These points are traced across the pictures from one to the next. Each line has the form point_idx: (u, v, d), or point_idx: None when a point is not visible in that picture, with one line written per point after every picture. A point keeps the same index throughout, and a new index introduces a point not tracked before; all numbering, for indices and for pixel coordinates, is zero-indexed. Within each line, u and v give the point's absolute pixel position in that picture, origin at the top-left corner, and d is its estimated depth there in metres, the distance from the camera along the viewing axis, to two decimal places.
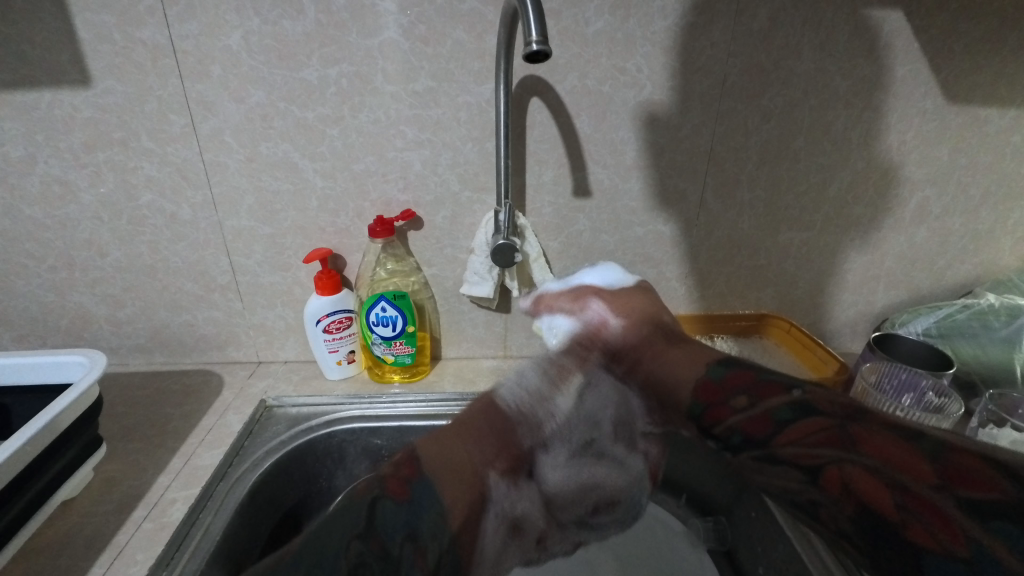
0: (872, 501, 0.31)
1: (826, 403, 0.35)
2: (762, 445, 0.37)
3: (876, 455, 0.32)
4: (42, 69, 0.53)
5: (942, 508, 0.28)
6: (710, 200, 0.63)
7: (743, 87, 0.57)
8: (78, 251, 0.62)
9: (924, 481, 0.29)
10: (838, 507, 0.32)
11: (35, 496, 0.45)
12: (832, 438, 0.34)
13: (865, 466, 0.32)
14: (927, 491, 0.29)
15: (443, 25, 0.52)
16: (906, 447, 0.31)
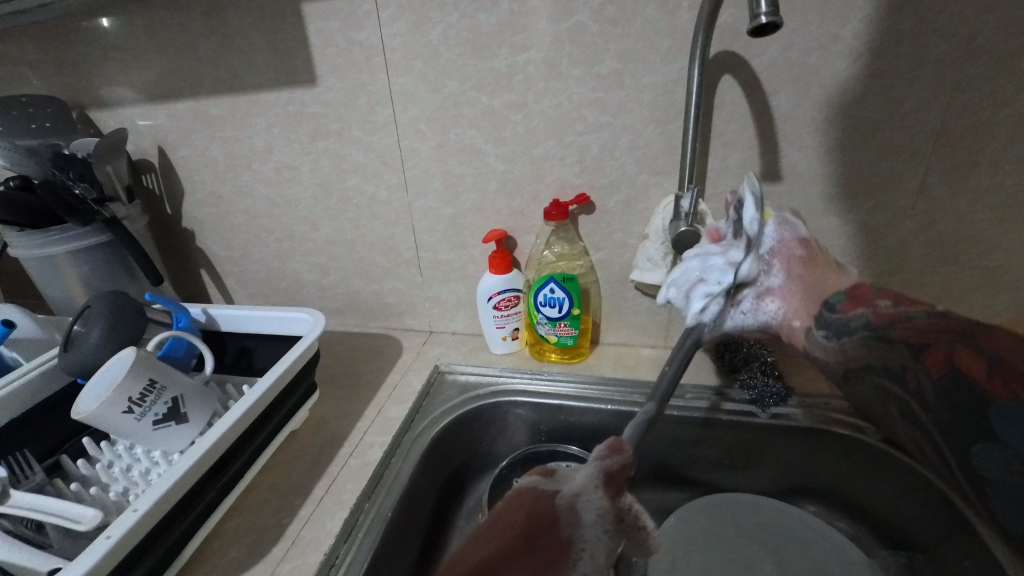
0: (966, 373, 0.32)
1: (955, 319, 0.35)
2: (880, 333, 0.40)
3: (991, 343, 0.31)
4: (283, 72, 0.64)
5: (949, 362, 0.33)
6: (935, 186, 0.54)
7: (996, 49, 0.48)
8: (299, 225, 0.74)
9: (982, 367, 0.31)
10: (926, 376, 0.35)
11: (265, 437, 0.53)
12: (955, 333, 0.34)
13: (969, 347, 0.32)
14: (988, 372, 0.30)
15: (635, 4, 0.51)
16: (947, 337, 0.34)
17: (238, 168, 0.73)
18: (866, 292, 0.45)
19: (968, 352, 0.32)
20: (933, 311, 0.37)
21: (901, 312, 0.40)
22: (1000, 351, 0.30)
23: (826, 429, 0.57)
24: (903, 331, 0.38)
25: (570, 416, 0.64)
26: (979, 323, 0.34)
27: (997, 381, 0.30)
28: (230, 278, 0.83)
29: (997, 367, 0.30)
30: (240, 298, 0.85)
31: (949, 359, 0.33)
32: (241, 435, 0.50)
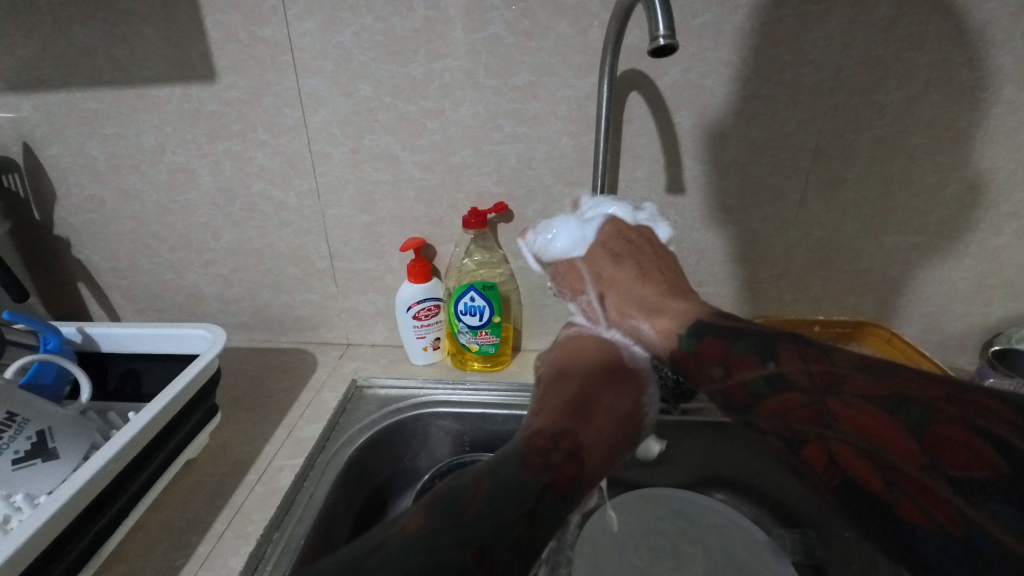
0: (856, 476, 0.28)
1: (802, 373, 0.31)
2: (736, 414, 0.33)
3: (855, 428, 0.28)
4: (176, 67, 0.58)
5: (937, 491, 0.25)
6: (812, 199, 0.61)
7: (857, 81, 0.55)
8: (196, 234, 0.68)
9: (910, 458, 0.26)
10: (818, 479, 0.29)
11: (155, 469, 0.48)
12: (811, 414, 0.30)
13: (844, 440, 0.28)
14: (913, 469, 0.26)
15: (548, 19, 0.52)
16: (882, 420, 0.27)
17: (123, 170, 0.65)
18: (709, 348, 0.36)
19: (845, 448, 0.28)
20: (770, 376, 0.32)
21: (799, 412, 0.30)
22: (891, 456, 0.27)
23: (728, 423, 0.62)
24: (762, 416, 0.32)
25: (494, 425, 0.64)
26: (824, 387, 0.30)
27: (940, 471, 0.25)
28: (115, 291, 0.74)
29: (895, 478, 0.27)
30: (127, 313, 0.76)
31: (830, 458, 0.29)
32: (118, 476, 0.44)
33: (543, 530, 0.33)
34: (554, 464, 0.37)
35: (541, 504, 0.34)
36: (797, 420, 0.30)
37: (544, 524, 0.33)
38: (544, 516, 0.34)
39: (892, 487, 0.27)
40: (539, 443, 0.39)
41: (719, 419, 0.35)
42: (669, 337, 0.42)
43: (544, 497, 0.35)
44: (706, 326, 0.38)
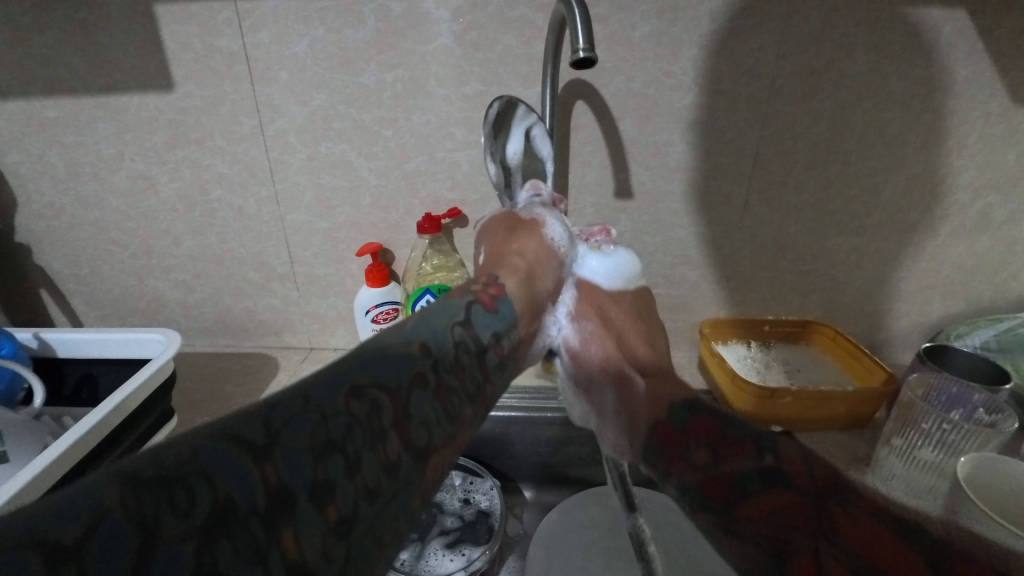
0: None
1: (797, 473, 0.31)
2: (720, 514, 0.32)
3: (852, 541, 0.27)
4: (134, 76, 0.59)
5: None
6: (755, 203, 0.63)
7: (792, 91, 0.57)
8: (157, 240, 0.69)
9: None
10: None
11: None
12: (802, 520, 0.29)
13: (839, 559, 0.26)
14: None
15: (494, 31, 0.54)
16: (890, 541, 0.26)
17: (83, 177, 0.66)
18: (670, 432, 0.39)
19: (840, 567, 0.26)
20: (763, 471, 0.32)
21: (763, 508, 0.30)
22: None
23: None
24: (741, 519, 0.31)
25: None
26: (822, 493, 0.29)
27: None
28: (77, 298, 0.75)
29: None
30: (90, 320, 0.77)
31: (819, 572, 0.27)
32: (58, 481, 0.44)
33: (487, 336, 0.30)
34: (485, 292, 0.34)
35: (472, 314, 0.30)
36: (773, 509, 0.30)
37: (479, 330, 0.30)
38: (479, 328, 0.30)
39: None
40: (489, 301, 0.33)
41: (702, 523, 0.33)
42: (657, 409, 0.43)
43: (491, 322, 0.31)
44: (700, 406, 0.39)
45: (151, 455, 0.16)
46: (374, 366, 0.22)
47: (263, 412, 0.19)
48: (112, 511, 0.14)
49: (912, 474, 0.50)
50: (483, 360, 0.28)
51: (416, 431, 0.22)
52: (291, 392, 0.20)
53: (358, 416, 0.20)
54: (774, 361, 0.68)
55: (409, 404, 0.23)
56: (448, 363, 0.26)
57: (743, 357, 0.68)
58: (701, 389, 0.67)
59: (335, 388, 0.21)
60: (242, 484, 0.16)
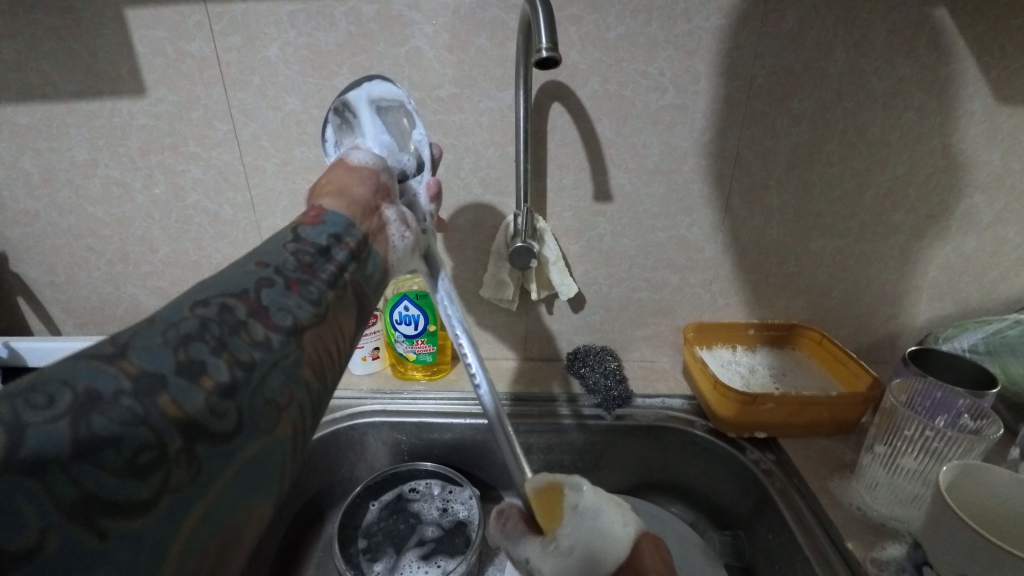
0: None
1: None
2: None
3: None
4: (104, 81, 0.59)
5: None
6: (737, 206, 0.62)
7: (771, 90, 0.56)
8: (133, 246, 0.69)
9: None
10: None
11: None
12: None
13: None
14: None
15: (467, 33, 0.54)
16: None
17: (57, 184, 0.65)
18: None
19: None
20: None
21: None
22: None
23: (661, 426, 0.62)
24: None
25: (430, 434, 0.64)
26: None
27: None
28: (54, 306, 0.74)
29: None
30: (68, 328, 0.76)
31: None
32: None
33: (324, 239, 0.33)
34: (312, 212, 0.36)
35: (305, 231, 0.33)
36: None
37: (314, 239, 0.33)
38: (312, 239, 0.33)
39: None
40: (315, 216, 0.35)
41: None
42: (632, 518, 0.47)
43: (322, 229, 0.34)
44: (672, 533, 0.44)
45: (3, 399, 0.18)
46: (218, 284, 0.27)
47: (112, 337, 0.22)
48: (6, 465, 0.16)
49: (895, 482, 0.49)
50: (333, 256, 0.33)
51: (277, 316, 0.27)
52: (134, 322, 0.23)
53: (210, 318, 0.25)
54: (759, 365, 0.67)
55: (260, 302, 0.27)
56: (292, 265, 0.30)
57: (727, 362, 0.67)
58: (684, 395, 0.66)
59: (177, 308, 0.25)
60: (104, 376, 0.20)
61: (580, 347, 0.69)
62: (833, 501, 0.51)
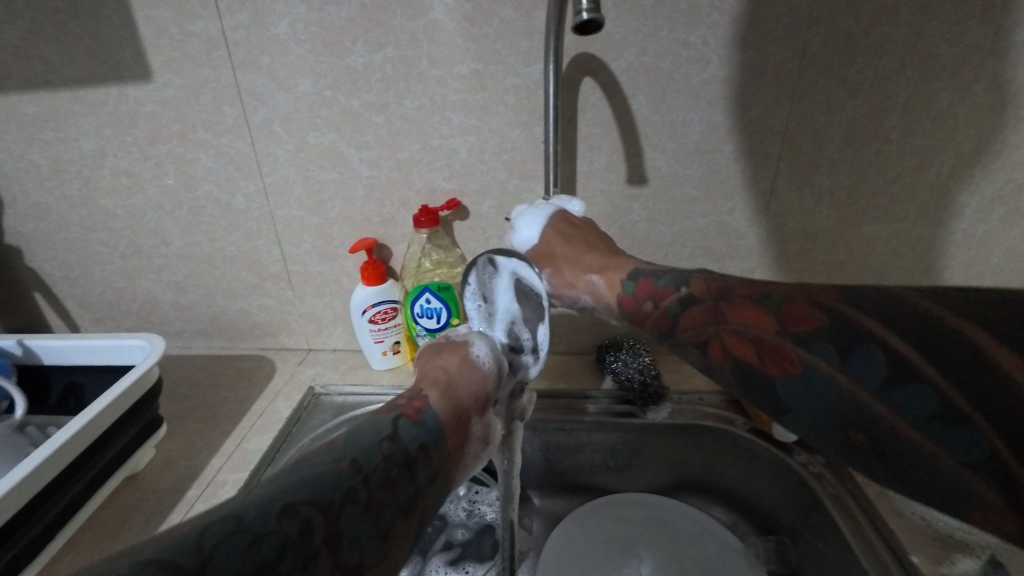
0: (757, 329, 0.29)
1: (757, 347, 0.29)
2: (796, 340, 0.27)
3: (735, 318, 0.30)
4: (108, 66, 0.56)
5: (784, 348, 0.27)
6: (783, 188, 0.57)
7: (826, 59, 0.51)
8: (146, 239, 0.66)
9: (769, 329, 0.28)
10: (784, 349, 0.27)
11: (83, 489, 0.46)
12: (763, 324, 0.28)
13: (732, 331, 0.30)
14: (777, 337, 0.28)
15: (491, 3, 0.49)
16: (753, 304, 0.29)
17: (66, 176, 0.63)
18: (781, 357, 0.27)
19: (834, 297, 0.26)
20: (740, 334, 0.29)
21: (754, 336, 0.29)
22: (757, 332, 0.28)
23: (701, 425, 0.58)
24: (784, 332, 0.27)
25: None
26: (718, 295, 0.31)
27: (788, 332, 0.27)
28: (69, 301, 0.72)
29: (767, 340, 0.28)
30: (84, 323, 0.75)
31: (806, 323, 0.27)
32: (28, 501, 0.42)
33: (415, 449, 0.30)
34: (410, 403, 0.34)
35: (400, 428, 0.31)
36: (784, 349, 0.27)
37: (406, 444, 0.30)
38: (406, 436, 0.31)
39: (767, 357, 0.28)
40: (415, 412, 0.33)
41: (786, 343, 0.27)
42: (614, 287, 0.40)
43: (418, 434, 0.31)
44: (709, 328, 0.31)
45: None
46: (308, 484, 0.25)
47: (198, 539, 0.21)
48: None
49: None
50: (415, 473, 0.29)
51: (348, 550, 0.24)
52: (228, 517, 0.23)
53: (292, 537, 0.23)
54: None
55: (338, 524, 0.24)
56: (377, 479, 0.27)
57: None
58: (723, 391, 0.62)
59: (267, 511, 0.23)
60: None
61: (612, 340, 0.66)
62: (893, 510, 0.47)
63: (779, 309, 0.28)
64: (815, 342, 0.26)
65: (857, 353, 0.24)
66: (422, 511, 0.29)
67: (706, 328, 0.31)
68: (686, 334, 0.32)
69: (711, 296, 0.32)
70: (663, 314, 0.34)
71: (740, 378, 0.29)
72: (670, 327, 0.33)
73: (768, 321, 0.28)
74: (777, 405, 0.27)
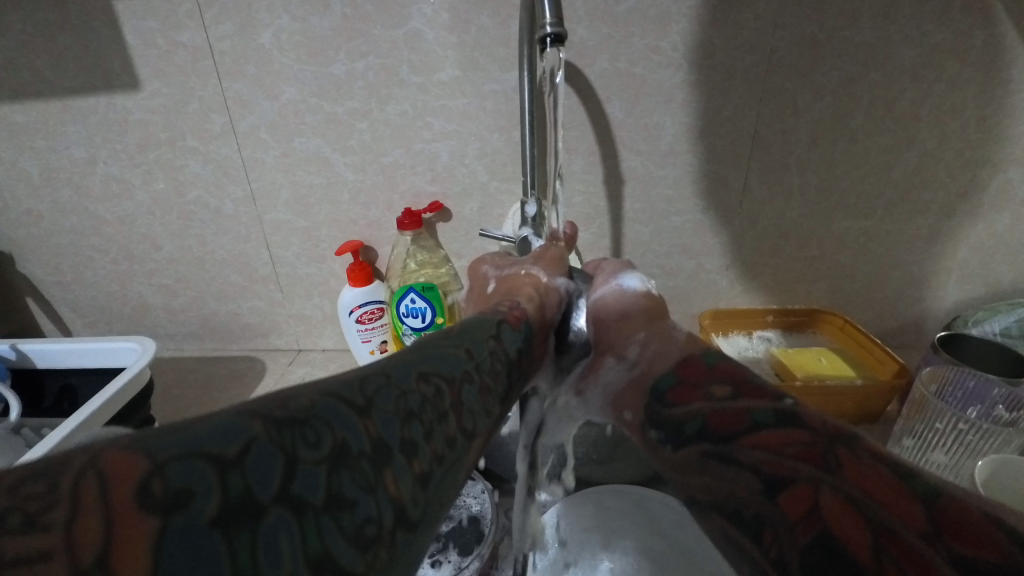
0: (836, 529, 0.22)
1: (817, 420, 0.26)
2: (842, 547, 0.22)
3: (857, 483, 0.23)
4: (97, 76, 0.57)
5: (928, 560, 0.20)
6: (755, 186, 0.59)
7: (792, 63, 0.53)
8: (137, 244, 0.68)
9: (910, 525, 0.21)
10: (790, 530, 0.23)
11: None
12: (813, 456, 0.25)
13: (837, 490, 0.23)
14: (910, 534, 0.21)
15: (468, 12, 0.51)
16: (887, 477, 0.23)
17: (57, 183, 0.64)
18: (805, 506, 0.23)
19: (839, 500, 0.23)
20: (782, 413, 0.27)
21: (788, 456, 0.25)
22: (888, 515, 0.22)
23: None
24: (749, 446, 0.26)
25: None
26: (838, 437, 0.25)
27: (943, 544, 0.20)
28: (62, 305, 0.74)
29: (880, 537, 0.21)
30: (77, 328, 0.76)
31: (817, 509, 0.23)
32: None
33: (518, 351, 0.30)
34: (511, 312, 0.34)
35: (501, 331, 0.30)
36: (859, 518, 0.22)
37: (512, 344, 0.30)
38: (513, 339, 0.31)
39: (888, 563, 0.20)
40: (517, 317, 0.33)
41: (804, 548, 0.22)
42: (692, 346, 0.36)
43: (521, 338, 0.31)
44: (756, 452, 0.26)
45: (245, 404, 0.17)
46: (433, 358, 0.24)
47: (359, 383, 0.20)
48: (263, 437, 0.16)
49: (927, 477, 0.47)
50: (513, 374, 0.29)
51: (469, 419, 0.23)
52: (375, 372, 0.21)
53: (428, 397, 0.22)
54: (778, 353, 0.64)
55: (461, 397, 0.23)
56: (488, 368, 0.26)
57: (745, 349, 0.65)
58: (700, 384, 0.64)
59: (408, 371, 0.22)
60: (348, 432, 0.18)
61: None
62: None
63: (914, 485, 0.23)
64: (971, 574, 0.19)
65: (964, 547, 0.20)
66: (512, 403, 0.28)
67: (795, 467, 0.25)
68: (748, 448, 0.26)
69: (826, 433, 0.26)
70: (738, 409, 0.28)
71: (803, 560, 0.22)
72: (740, 426, 0.27)
73: (912, 505, 0.22)
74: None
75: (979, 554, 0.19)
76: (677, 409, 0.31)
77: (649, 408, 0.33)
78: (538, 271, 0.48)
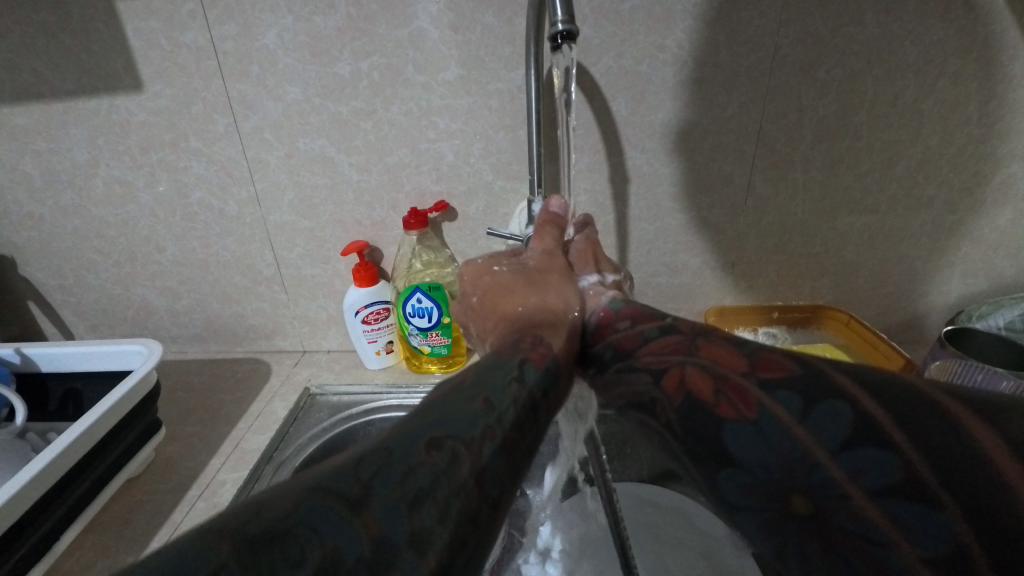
0: (764, 422, 0.25)
1: (747, 340, 0.30)
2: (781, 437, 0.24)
3: (772, 375, 0.27)
4: (99, 77, 0.57)
5: (839, 441, 0.23)
6: (760, 183, 0.59)
7: (797, 59, 0.53)
8: (140, 247, 0.67)
9: (810, 408, 0.24)
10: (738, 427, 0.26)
11: (84, 492, 0.48)
12: (737, 363, 0.28)
13: (761, 387, 0.26)
14: (814, 415, 0.24)
15: (473, 10, 0.51)
16: (796, 367, 0.26)
17: (59, 186, 0.64)
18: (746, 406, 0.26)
19: (763, 395, 0.26)
20: (715, 335, 0.31)
21: (718, 367, 0.29)
22: (792, 396, 0.25)
23: None
24: (690, 365, 0.30)
25: None
26: (755, 345, 0.29)
27: (836, 409, 0.24)
28: (65, 309, 0.73)
29: (799, 422, 0.24)
30: (80, 331, 0.75)
31: (750, 403, 0.26)
32: (32, 504, 0.43)
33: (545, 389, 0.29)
34: (534, 351, 0.31)
35: (525, 371, 0.29)
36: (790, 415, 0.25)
37: (535, 388, 0.28)
38: (532, 382, 0.28)
39: (819, 453, 0.23)
40: (541, 357, 0.31)
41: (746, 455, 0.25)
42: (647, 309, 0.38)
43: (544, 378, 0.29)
44: (699, 370, 0.29)
45: (223, 520, 0.18)
46: (439, 421, 0.23)
47: (352, 470, 0.20)
48: (234, 561, 0.16)
49: None
50: (542, 418, 0.27)
51: (493, 483, 0.22)
52: (373, 454, 0.21)
53: (440, 469, 0.21)
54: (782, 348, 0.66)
55: (481, 458, 0.22)
56: (512, 417, 0.25)
57: None
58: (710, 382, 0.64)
59: (413, 444, 0.22)
60: (342, 536, 0.18)
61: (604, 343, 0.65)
62: None
63: (789, 369, 0.26)
64: (882, 453, 0.22)
65: (875, 413, 0.23)
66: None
67: (670, 358, 0.31)
68: (690, 369, 0.30)
69: (750, 347, 0.29)
70: (636, 333, 0.35)
71: (688, 438, 0.28)
72: (684, 353, 0.31)
73: (738, 362, 0.28)
74: (715, 455, 0.26)
75: (874, 429, 0.22)
76: (597, 345, 0.37)
77: (580, 351, 0.38)
78: (547, 277, 0.46)
